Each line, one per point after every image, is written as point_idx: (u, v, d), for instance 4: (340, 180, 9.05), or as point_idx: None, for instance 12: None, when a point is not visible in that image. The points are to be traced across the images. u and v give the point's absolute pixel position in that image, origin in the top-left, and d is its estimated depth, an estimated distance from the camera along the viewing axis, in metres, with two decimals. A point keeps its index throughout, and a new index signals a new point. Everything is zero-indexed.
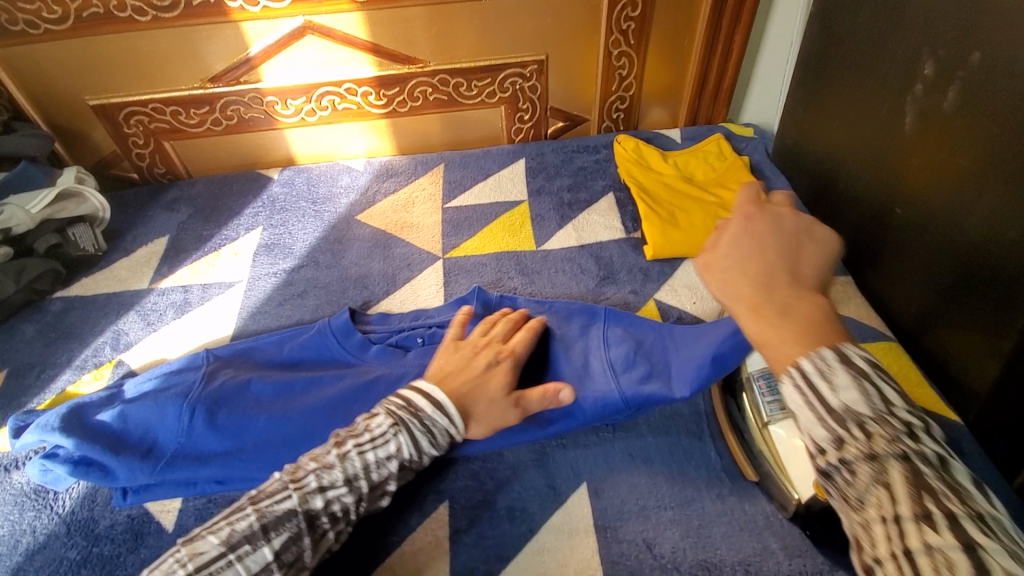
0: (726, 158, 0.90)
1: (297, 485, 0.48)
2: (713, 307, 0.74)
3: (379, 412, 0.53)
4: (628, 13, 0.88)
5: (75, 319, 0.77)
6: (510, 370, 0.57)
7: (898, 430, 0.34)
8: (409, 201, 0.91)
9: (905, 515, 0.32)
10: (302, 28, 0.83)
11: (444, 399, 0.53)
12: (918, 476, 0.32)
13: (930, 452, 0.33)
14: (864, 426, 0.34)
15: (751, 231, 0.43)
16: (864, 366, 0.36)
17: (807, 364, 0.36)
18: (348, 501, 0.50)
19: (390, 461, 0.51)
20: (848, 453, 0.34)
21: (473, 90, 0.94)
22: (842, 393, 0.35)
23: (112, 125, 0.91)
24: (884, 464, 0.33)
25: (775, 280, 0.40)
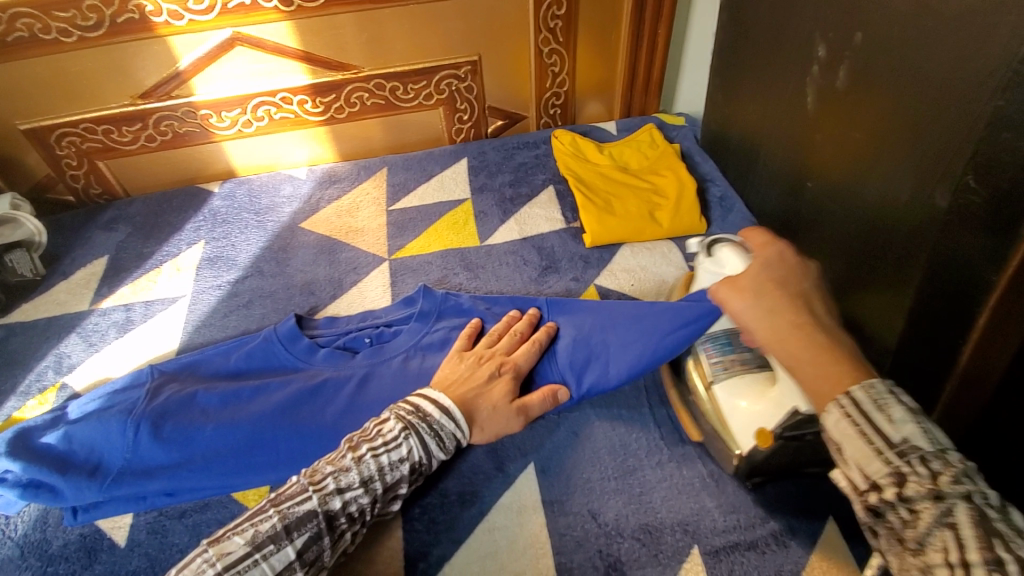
0: (658, 146, 0.94)
1: (315, 487, 0.49)
2: (650, 288, 0.77)
3: (390, 417, 0.54)
4: (554, 11, 0.92)
5: (14, 346, 0.75)
6: (512, 380, 0.60)
7: (959, 470, 0.33)
8: (353, 206, 0.92)
9: (974, 561, 0.30)
10: (231, 40, 0.83)
11: (451, 405, 0.56)
12: (985, 520, 0.31)
13: (990, 495, 0.32)
14: (924, 461, 0.33)
15: (767, 268, 0.44)
16: (913, 404, 0.36)
17: (857, 393, 0.36)
18: (365, 502, 0.51)
19: (402, 463, 0.53)
20: (908, 491, 0.33)
21: (410, 93, 0.95)
22: (904, 425, 0.35)
23: (44, 148, 0.89)
24: (950, 504, 0.32)
25: (801, 315, 0.41)
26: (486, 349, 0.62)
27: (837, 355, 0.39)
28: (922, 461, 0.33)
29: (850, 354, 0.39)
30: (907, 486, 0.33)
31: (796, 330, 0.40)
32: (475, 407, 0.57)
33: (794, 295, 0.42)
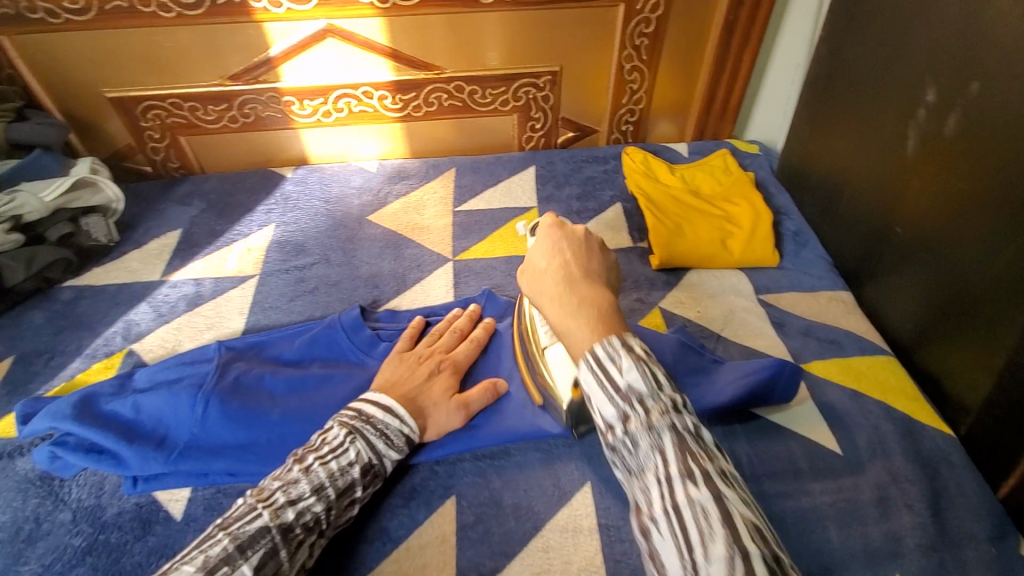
0: (732, 173, 0.92)
1: (263, 503, 0.49)
2: (717, 316, 0.75)
3: (333, 425, 0.56)
4: (642, 29, 0.91)
5: (85, 308, 0.77)
6: (451, 377, 0.63)
7: (666, 406, 0.44)
8: (420, 204, 0.92)
9: (675, 476, 0.41)
10: (324, 31, 0.85)
11: (393, 403, 0.58)
12: (683, 442, 0.42)
13: (688, 424, 0.44)
14: (643, 403, 0.44)
15: (546, 241, 0.54)
16: (642, 352, 0.46)
17: (598, 349, 0.45)
18: (319, 510, 0.51)
19: (353, 467, 0.53)
20: (631, 427, 0.44)
21: (487, 98, 0.96)
22: (628, 375, 0.44)
23: (129, 117, 0.92)
24: (658, 434, 0.43)
25: (576, 282, 0.50)
26: (428, 349, 0.66)
27: (579, 329, 0.48)
28: (679, 407, 0.44)
29: (586, 320, 0.48)
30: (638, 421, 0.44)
31: (560, 312, 0.49)
32: (420, 401, 0.60)
33: (550, 277, 0.51)
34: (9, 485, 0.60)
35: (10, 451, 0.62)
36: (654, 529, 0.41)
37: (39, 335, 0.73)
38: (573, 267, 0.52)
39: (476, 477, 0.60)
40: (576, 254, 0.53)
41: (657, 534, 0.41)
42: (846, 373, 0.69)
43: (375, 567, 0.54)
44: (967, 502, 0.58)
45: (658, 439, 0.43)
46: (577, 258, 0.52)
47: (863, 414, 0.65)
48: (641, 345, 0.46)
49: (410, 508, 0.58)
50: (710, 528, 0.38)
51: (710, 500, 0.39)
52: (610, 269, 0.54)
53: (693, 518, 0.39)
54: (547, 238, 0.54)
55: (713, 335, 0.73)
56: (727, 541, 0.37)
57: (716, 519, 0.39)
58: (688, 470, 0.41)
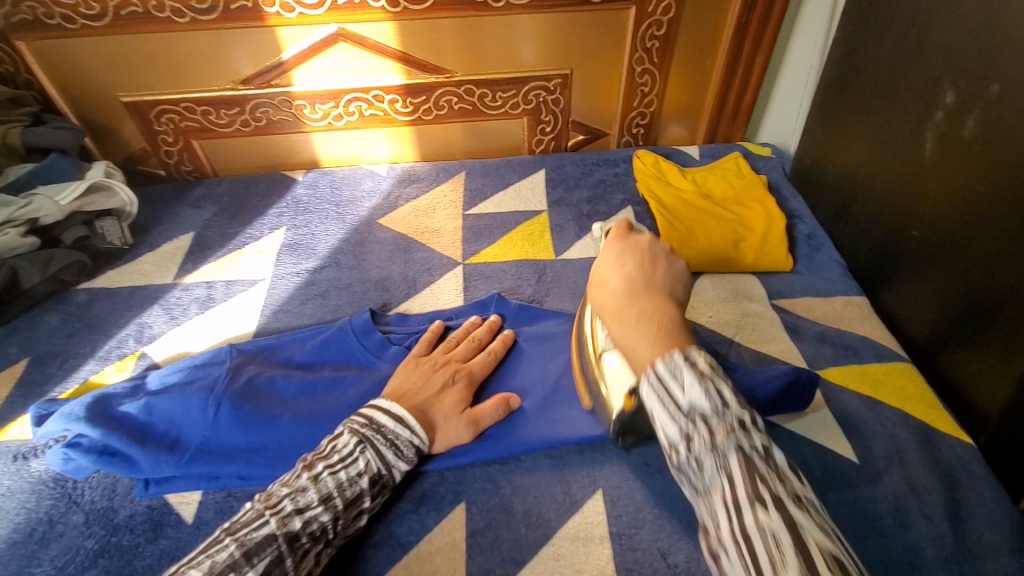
0: (744, 176, 0.91)
1: (271, 510, 0.49)
2: (729, 321, 0.74)
3: (343, 432, 0.55)
4: (653, 32, 0.90)
5: (99, 311, 0.77)
6: (465, 390, 0.62)
7: (732, 424, 0.43)
8: (430, 207, 0.92)
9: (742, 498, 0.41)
10: (335, 35, 0.85)
11: (405, 413, 0.57)
12: (752, 463, 0.41)
13: (756, 442, 0.42)
14: (707, 421, 0.43)
15: (623, 254, 0.57)
16: (706, 368, 0.46)
17: (660, 365, 0.46)
18: (326, 520, 0.50)
19: (361, 477, 0.53)
20: (695, 445, 0.43)
21: (497, 101, 0.96)
22: (688, 393, 0.44)
23: (143, 122, 0.93)
24: (723, 454, 0.42)
25: (640, 298, 0.52)
26: (444, 356, 0.65)
27: (636, 332, 0.50)
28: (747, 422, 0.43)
29: (647, 326, 0.50)
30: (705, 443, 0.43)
31: (617, 323, 0.52)
32: (430, 414, 0.59)
33: (611, 289, 0.54)
34: (23, 486, 0.60)
35: (25, 452, 0.63)
36: (725, 557, 0.40)
37: (54, 337, 0.74)
38: (637, 282, 0.54)
39: (486, 483, 0.60)
40: (642, 271, 0.55)
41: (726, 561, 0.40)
42: (861, 380, 0.68)
43: (385, 572, 0.54)
44: (988, 513, 0.57)
45: (726, 461, 0.42)
46: (638, 270, 0.55)
47: (880, 422, 0.64)
48: (706, 363, 0.46)
49: (420, 514, 0.58)
50: (782, 556, 0.37)
51: (781, 526, 0.39)
52: (675, 277, 0.55)
53: (764, 546, 0.38)
54: (614, 255, 0.57)
55: (726, 340, 0.72)
56: (802, 570, 0.36)
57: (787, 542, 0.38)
58: (758, 494, 0.40)
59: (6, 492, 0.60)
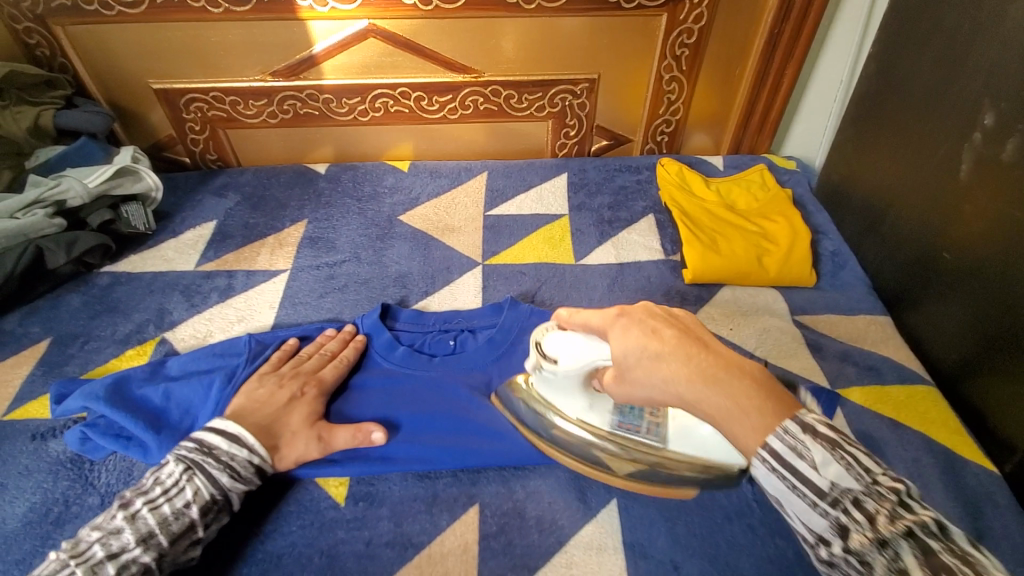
0: (769, 189, 0.91)
1: (76, 558, 0.47)
2: (751, 335, 0.74)
3: (171, 462, 0.53)
4: (684, 40, 0.90)
5: (121, 295, 0.78)
6: (313, 401, 0.61)
7: (891, 504, 0.37)
8: (451, 206, 0.92)
9: None
10: (367, 31, 0.86)
11: (241, 432, 0.55)
12: (926, 551, 0.35)
13: (928, 520, 0.36)
14: (859, 503, 0.38)
15: (640, 323, 0.47)
16: (830, 433, 0.40)
17: (777, 441, 0.40)
18: (147, 559, 0.48)
19: (189, 507, 0.51)
20: (855, 540, 0.38)
21: (523, 103, 0.95)
22: (827, 470, 0.39)
23: (172, 109, 0.93)
24: (893, 548, 0.36)
25: (709, 347, 0.44)
26: (292, 370, 0.63)
27: (736, 388, 0.41)
28: (851, 500, 0.39)
29: (745, 380, 0.42)
30: (844, 529, 0.38)
31: (701, 386, 0.42)
32: (276, 429, 0.57)
33: (671, 361, 0.43)
34: (39, 466, 0.60)
35: (42, 432, 0.63)
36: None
37: (76, 319, 0.75)
38: (681, 332, 0.45)
39: (500, 486, 0.60)
40: (674, 323, 0.46)
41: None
42: (884, 401, 0.67)
43: (396, 571, 0.53)
44: (1011, 543, 0.56)
45: (897, 558, 0.36)
46: (677, 329, 0.46)
47: (901, 445, 0.63)
48: (825, 422, 0.41)
49: (433, 514, 0.57)
50: None
51: None
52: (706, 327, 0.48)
53: None
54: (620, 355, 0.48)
55: (746, 355, 0.71)
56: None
57: None
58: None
59: (23, 472, 0.60)
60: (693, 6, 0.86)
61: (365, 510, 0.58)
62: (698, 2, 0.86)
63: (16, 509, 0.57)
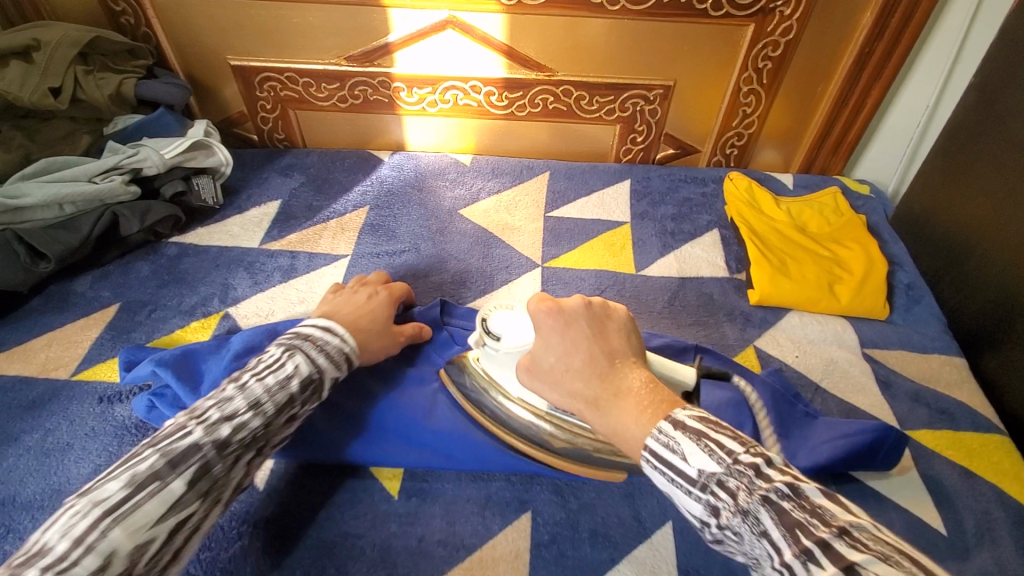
0: (842, 214, 0.88)
1: (194, 419, 0.47)
2: (817, 364, 0.71)
3: (269, 348, 0.55)
4: (768, 52, 0.87)
5: (187, 266, 0.79)
6: (387, 301, 0.66)
7: (748, 478, 0.39)
8: (512, 204, 0.91)
9: (789, 560, 0.35)
10: (445, 22, 0.85)
11: (333, 325, 0.59)
12: (783, 513, 0.37)
13: (780, 484, 0.38)
14: (723, 483, 0.40)
15: (559, 332, 0.54)
16: (699, 425, 0.44)
17: (652, 441, 0.44)
18: (257, 425, 0.49)
19: (291, 379, 0.52)
20: (724, 517, 0.40)
21: (594, 105, 0.94)
22: (693, 459, 0.42)
23: (246, 86, 0.95)
24: (753, 517, 0.38)
25: (617, 360, 0.51)
26: (359, 284, 0.70)
27: (622, 413, 0.48)
28: (716, 482, 0.41)
29: (627, 400, 0.48)
30: (714, 510, 0.40)
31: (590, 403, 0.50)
32: (367, 318, 0.63)
33: (574, 380, 0.52)
34: (105, 429, 0.61)
35: (109, 396, 0.64)
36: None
37: (144, 286, 0.76)
38: (592, 351, 0.52)
39: (553, 495, 0.59)
40: (587, 333, 0.53)
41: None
42: (956, 448, 0.64)
43: (447, 571, 0.53)
44: None
45: (759, 524, 0.38)
46: (593, 345, 0.52)
47: (973, 495, 0.60)
48: (697, 417, 0.45)
49: (485, 517, 0.57)
50: None
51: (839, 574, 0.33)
52: (625, 330, 0.54)
53: None
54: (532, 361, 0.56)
55: (811, 385, 0.69)
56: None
57: None
58: (803, 548, 0.35)
59: (91, 432, 0.61)
60: (782, 17, 0.83)
61: (418, 506, 0.58)
62: (788, 15, 0.83)
63: (81, 469, 0.58)
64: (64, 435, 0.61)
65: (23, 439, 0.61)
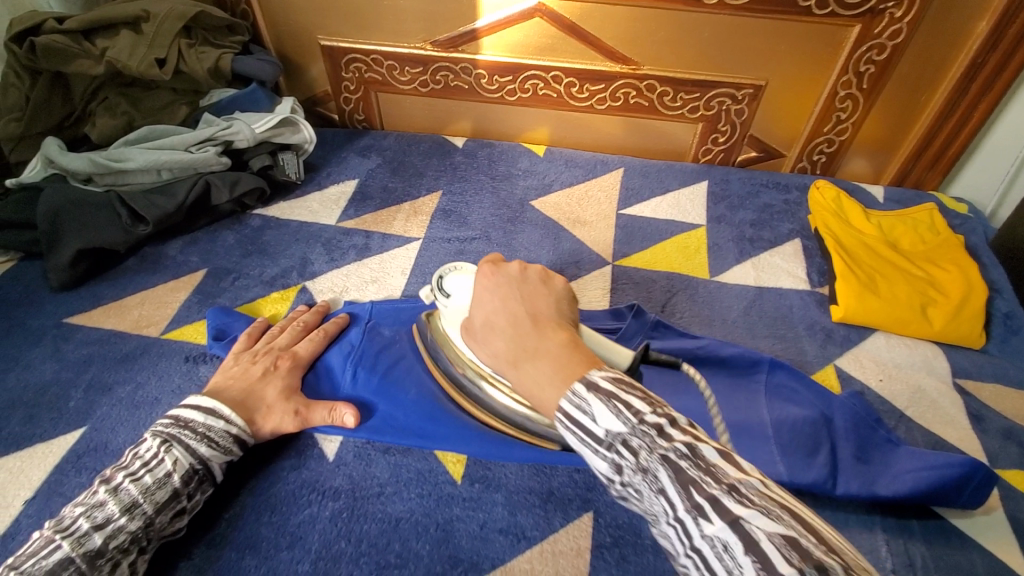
0: (939, 232, 0.82)
1: (61, 533, 0.46)
2: (902, 390, 0.67)
3: (145, 437, 0.53)
4: (872, 55, 0.82)
5: (268, 238, 0.82)
6: (287, 372, 0.61)
7: (649, 437, 0.39)
8: (584, 198, 0.90)
9: (683, 513, 0.36)
10: (534, 10, 0.84)
11: (218, 406, 0.56)
12: (679, 471, 0.37)
13: (680, 446, 0.38)
14: (628, 443, 0.40)
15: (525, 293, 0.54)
16: (609, 386, 0.43)
17: (564, 402, 0.43)
18: (135, 528, 0.48)
19: (170, 476, 0.51)
20: (628, 473, 0.40)
21: (677, 102, 0.91)
22: (602, 420, 0.41)
23: (333, 66, 0.97)
24: (654, 474, 0.38)
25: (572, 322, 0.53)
26: (266, 346, 0.64)
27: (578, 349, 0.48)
28: (620, 442, 0.40)
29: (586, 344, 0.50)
30: (619, 467, 0.41)
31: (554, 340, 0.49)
32: (251, 404, 0.58)
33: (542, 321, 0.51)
34: (190, 388, 0.64)
35: (195, 356, 0.68)
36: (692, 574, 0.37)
37: (230, 254, 0.80)
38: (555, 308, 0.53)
39: (616, 498, 0.58)
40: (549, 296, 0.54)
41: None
42: None
43: (508, 561, 0.53)
44: None
45: (657, 482, 0.38)
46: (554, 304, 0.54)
47: None
48: (611, 378, 0.44)
49: (547, 511, 0.57)
50: (738, 568, 0.33)
51: (725, 529, 0.34)
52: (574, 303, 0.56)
53: (716, 557, 0.34)
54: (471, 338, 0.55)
55: (895, 412, 0.65)
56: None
57: (739, 552, 0.33)
58: (693, 503, 0.36)
59: (177, 390, 0.64)
60: (891, 19, 0.78)
61: (481, 492, 0.58)
62: (899, 17, 0.78)
63: None
64: (153, 390, 0.64)
65: (115, 390, 0.65)
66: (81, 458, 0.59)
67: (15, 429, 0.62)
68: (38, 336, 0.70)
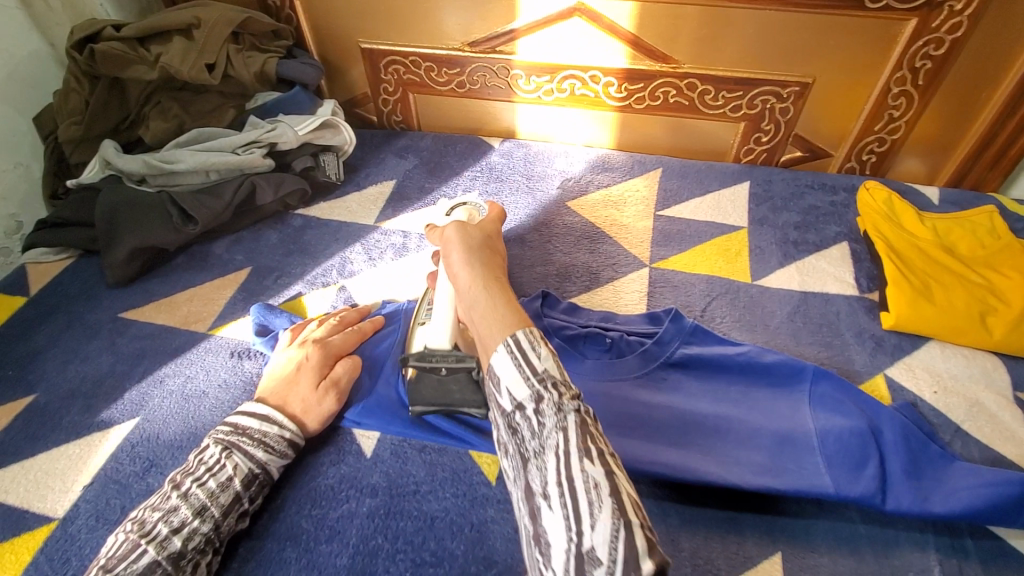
0: (1000, 236, 0.77)
1: (145, 538, 0.48)
2: (959, 403, 0.64)
3: (208, 443, 0.55)
4: (930, 50, 0.78)
5: (309, 238, 0.84)
6: (318, 366, 0.62)
7: (575, 392, 0.45)
8: (621, 200, 0.88)
9: (574, 446, 0.41)
10: (572, 10, 0.84)
11: (271, 411, 0.58)
12: (586, 424, 0.43)
13: (590, 412, 0.45)
14: (556, 383, 0.44)
15: (475, 241, 0.62)
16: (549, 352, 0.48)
17: (516, 337, 0.47)
18: (207, 530, 0.51)
19: (232, 481, 0.53)
20: (543, 401, 0.44)
21: (718, 101, 0.89)
22: (547, 360, 0.46)
23: (373, 68, 0.98)
24: (564, 413, 0.43)
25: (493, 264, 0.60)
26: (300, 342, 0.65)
27: (494, 305, 0.51)
28: (552, 381, 0.44)
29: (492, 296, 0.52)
30: (539, 394, 0.44)
31: (488, 275, 0.55)
32: (288, 403, 0.60)
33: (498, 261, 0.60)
34: (236, 382, 0.67)
35: (239, 352, 0.70)
36: (547, 505, 0.41)
37: (273, 253, 0.82)
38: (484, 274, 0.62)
39: (651, 506, 0.57)
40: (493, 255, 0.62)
41: (546, 507, 0.41)
42: None
43: None
44: None
45: (563, 420, 0.43)
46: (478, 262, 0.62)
47: None
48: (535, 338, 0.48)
49: None
50: (599, 501, 0.39)
51: (600, 473, 0.40)
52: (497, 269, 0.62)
53: (585, 489, 0.40)
54: (462, 227, 0.63)
55: (951, 426, 0.61)
56: (613, 512, 0.38)
57: (604, 493, 0.39)
58: (585, 447, 0.41)
59: (222, 384, 0.67)
60: (951, 12, 0.74)
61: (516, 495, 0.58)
62: (960, 9, 0.74)
63: (215, 416, 0.64)
64: (201, 384, 0.67)
65: (166, 383, 0.67)
66: (135, 447, 0.61)
67: (75, 417, 0.65)
68: (96, 329, 0.74)
